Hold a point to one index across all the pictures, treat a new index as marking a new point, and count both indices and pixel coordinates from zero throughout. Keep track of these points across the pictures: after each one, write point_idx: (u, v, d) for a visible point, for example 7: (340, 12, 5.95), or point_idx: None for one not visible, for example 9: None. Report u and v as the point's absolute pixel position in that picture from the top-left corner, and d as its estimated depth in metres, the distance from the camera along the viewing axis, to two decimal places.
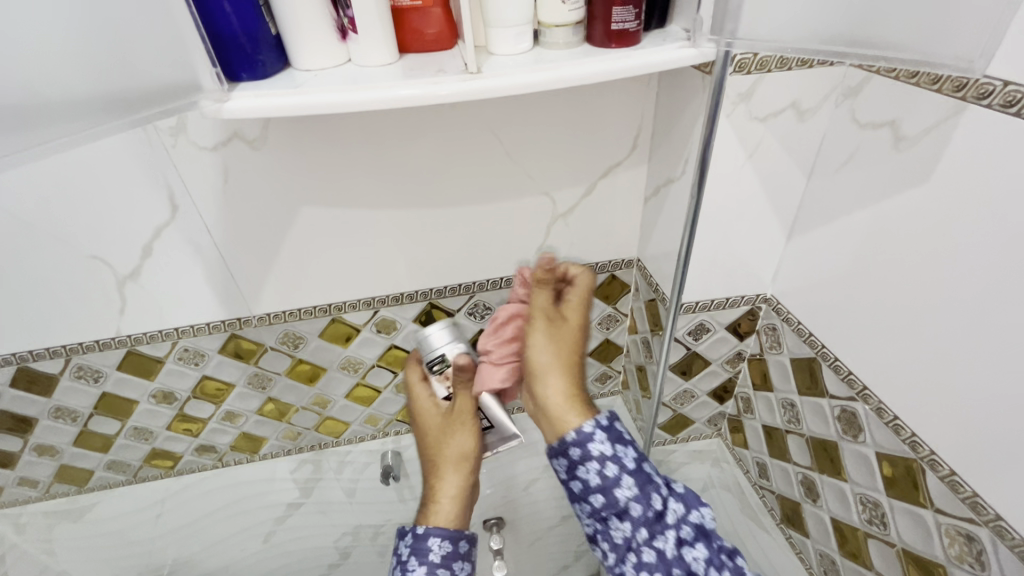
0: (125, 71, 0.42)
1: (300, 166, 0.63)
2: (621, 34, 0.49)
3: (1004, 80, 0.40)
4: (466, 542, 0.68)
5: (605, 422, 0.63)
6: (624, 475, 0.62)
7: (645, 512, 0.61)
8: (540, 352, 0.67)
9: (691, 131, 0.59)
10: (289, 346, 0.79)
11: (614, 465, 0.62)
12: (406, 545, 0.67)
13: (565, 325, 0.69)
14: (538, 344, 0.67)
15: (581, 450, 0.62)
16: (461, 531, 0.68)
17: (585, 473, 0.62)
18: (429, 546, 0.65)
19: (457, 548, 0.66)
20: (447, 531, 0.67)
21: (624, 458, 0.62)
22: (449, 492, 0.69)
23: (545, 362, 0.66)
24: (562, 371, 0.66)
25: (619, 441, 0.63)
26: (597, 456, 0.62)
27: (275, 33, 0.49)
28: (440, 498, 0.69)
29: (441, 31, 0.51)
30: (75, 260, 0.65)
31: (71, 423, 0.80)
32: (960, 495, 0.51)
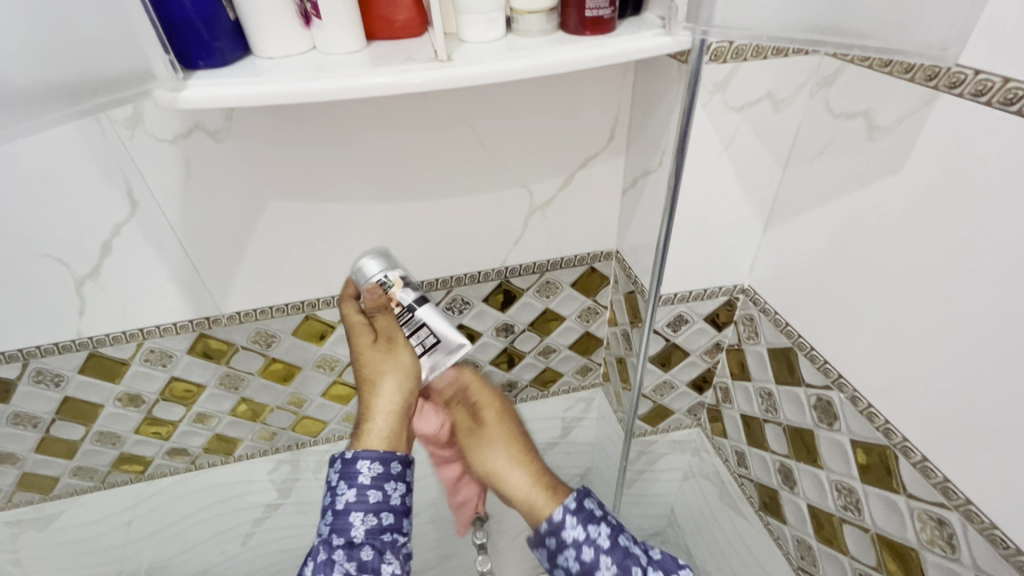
0: (71, 59, 0.40)
1: (266, 159, 0.61)
2: (596, 21, 0.48)
3: (975, 69, 0.40)
4: (399, 464, 0.62)
5: (574, 504, 0.63)
6: (601, 554, 0.60)
7: None
8: (494, 460, 0.77)
9: (668, 121, 0.58)
10: (261, 345, 0.77)
11: (589, 550, 0.61)
12: (335, 471, 0.61)
13: (490, 429, 0.81)
14: (488, 456, 0.78)
15: (556, 538, 0.63)
16: (393, 452, 0.62)
17: (566, 559, 0.62)
18: (357, 469, 0.60)
19: (389, 470, 0.61)
20: (379, 451, 0.61)
21: (598, 538, 0.61)
22: (383, 408, 0.61)
23: (499, 466, 0.75)
24: (518, 468, 0.74)
25: (591, 520, 0.62)
26: (573, 541, 0.62)
27: (234, 18, 0.46)
28: (372, 416, 0.62)
29: (411, 17, 0.50)
30: (28, 259, 0.62)
31: (32, 430, 0.76)
32: (932, 480, 0.52)
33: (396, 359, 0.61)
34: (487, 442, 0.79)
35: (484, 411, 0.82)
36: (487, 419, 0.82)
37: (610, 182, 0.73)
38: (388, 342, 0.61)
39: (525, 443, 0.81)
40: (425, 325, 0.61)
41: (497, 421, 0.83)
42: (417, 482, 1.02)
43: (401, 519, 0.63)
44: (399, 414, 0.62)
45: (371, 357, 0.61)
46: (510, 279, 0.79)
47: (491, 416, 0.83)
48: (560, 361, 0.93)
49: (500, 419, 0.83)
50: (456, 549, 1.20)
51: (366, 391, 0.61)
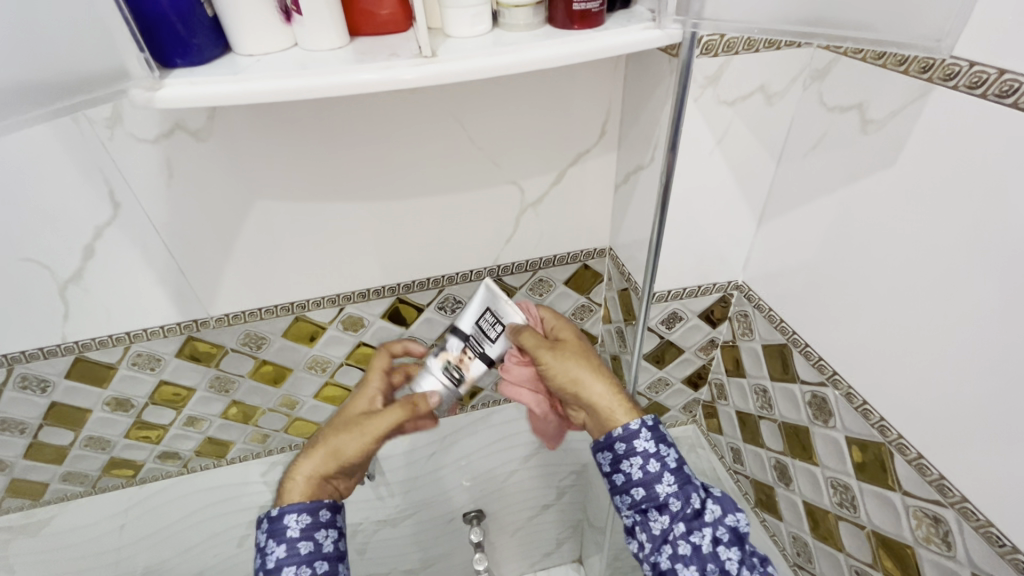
0: (44, 60, 0.39)
1: (250, 158, 0.59)
2: (584, 15, 0.47)
3: (970, 60, 0.39)
4: (328, 511, 0.64)
5: (650, 421, 0.61)
6: (666, 471, 0.60)
7: (684, 507, 0.59)
8: (565, 372, 0.65)
9: (660, 115, 0.57)
10: (251, 347, 0.76)
11: (655, 464, 0.60)
12: (263, 531, 0.62)
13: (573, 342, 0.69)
14: (555, 367, 0.66)
15: (626, 446, 0.61)
16: (320, 501, 0.64)
17: (629, 468, 0.61)
18: (285, 524, 0.61)
19: (317, 518, 0.62)
20: (303, 504, 0.62)
21: (668, 457, 0.60)
22: (301, 477, 0.66)
23: (574, 375, 0.65)
24: (595, 373, 0.65)
25: (663, 441, 0.61)
26: (642, 452, 0.60)
27: (213, 14, 0.45)
28: (293, 477, 0.66)
29: (395, 12, 0.49)
30: (9, 263, 0.61)
31: (19, 436, 0.75)
32: (927, 478, 0.51)
33: (337, 438, 0.68)
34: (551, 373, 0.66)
35: (541, 356, 0.66)
36: (544, 360, 0.66)
37: (603, 178, 0.72)
38: (368, 426, 0.68)
39: (591, 359, 0.66)
40: (484, 312, 0.70)
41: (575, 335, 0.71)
42: (412, 482, 1.02)
43: (336, 564, 0.63)
44: (318, 486, 0.66)
45: (341, 436, 0.68)
46: (502, 277, 0.78)
47: (538, 344, 0.67)
48: None
49: (561, 355, 0.66)
50: (453, 548, 1.19)
51: (313, 450, 0.69)
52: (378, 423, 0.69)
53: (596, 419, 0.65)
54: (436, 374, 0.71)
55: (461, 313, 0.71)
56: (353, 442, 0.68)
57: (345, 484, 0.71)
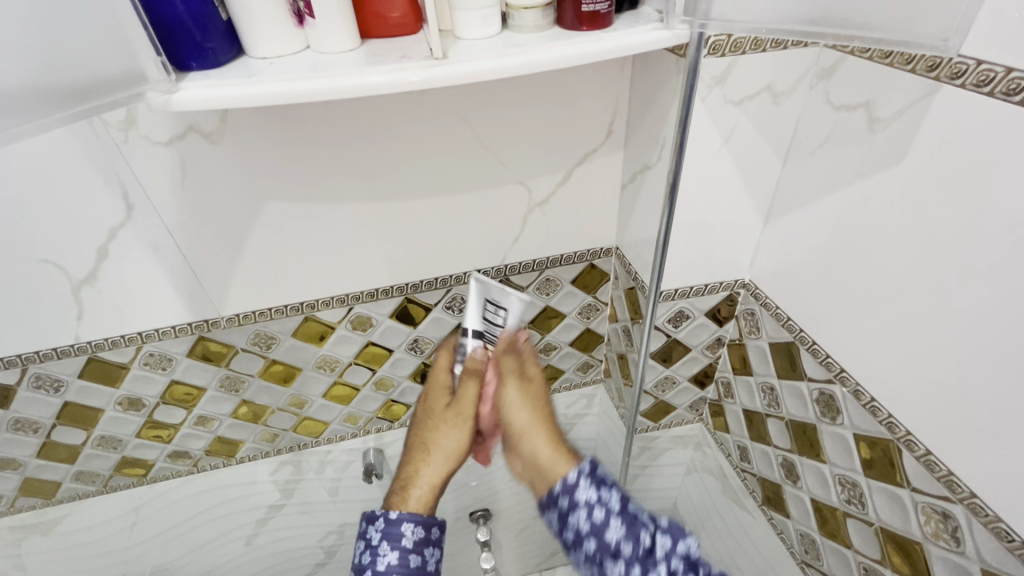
0: (62, 65, 0.39)
1: (261, 159, 0.60)
2: (593, 16, 0.48)
3: (977, 59, 0.39)
4: (437, 528, 0.66)
5: (588, 465, 0.59)
6: (611, 517, 0.57)
7: (636, 550, 0.55)
8: (516, 416, 0.62)
9: (667, 115, 0.57)
10: (261, 347, 0.76)
11: (598, 514, 0.57)
12: (376, 530, 0.64)
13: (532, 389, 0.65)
14: (511, 405, 0.63)
15: (567, 498, 0.58)
16: (433, 517, 0.66)
17: (575, 521, 0.57)
18: (402, 531, 0.63)
19: (429, 534, 0.65)
20: (419, 517, 0.64)
21: (609, 501, 0.57)
22: (426, 482, 0.65)
23: (521, 424, 0.62)
24: (539, 431, 0.62)
25: (602, 483, 0.58)
26: (584, 501, 0.57)
27: (227, 18, 0.46)
28: (415, 485, 0.65)
29: (405, 14, 0.49)
30: (24, 264, 0.61)
31: (33, 435, 0.76)
32: (936, 473, 0.51)
33: (440, 438, 0.64)
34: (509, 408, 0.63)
35: (506, 386, 0.63)
36: (506, 390, 0.63)
37: (609, 178, 0.73)
38: (455, 415, 0.64)
39: (552, 419, 0.63)
40: (478, 305, 0.63)
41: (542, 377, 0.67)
42: None
43: None
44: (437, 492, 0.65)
45: (443, 432, 0.64)
46: (509, 277, 0.79)
47: (512, 369, 0.64)
48: (561, 358, 0.93)
49: (524, 392, 0.63)
50: (460, 547, 1.20)
51: (417, 451, 0.65)
52: (465, 403, 0.64)
53: (536, 475, 0.61)
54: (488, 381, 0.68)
55: (465, 310, 0.64)
56: (461, 435, 0.64)
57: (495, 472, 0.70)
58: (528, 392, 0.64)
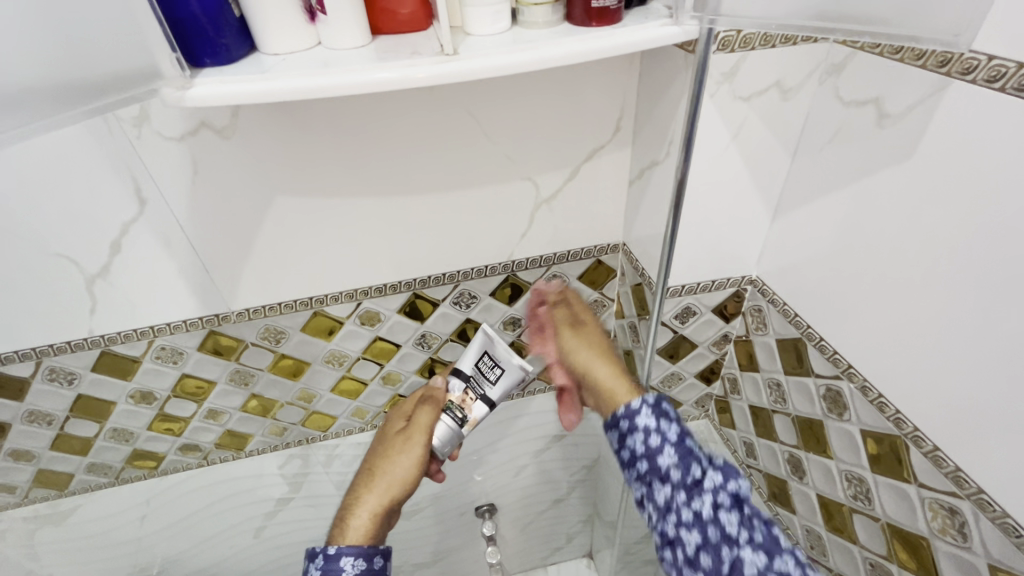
0: (80, 62, 0.40)
1: (272, 154, 0.61)
2: (602, 12, 0.48)
3: (988, 55, 0.39)
4: (381, 556, 0.66)
5: (652, 399, 0.62)
6: (667, 444, 0.59)
7: (684, 477, 0.57)
8: (579, 350, 0.73)
9: (675, 111, 0.57)
10: (270, 341, 0.77)
11: (649, 443, 0.59)
12: (315, 567, 0.64)
13: (589, 331, 0.75)
14: (572, 346, 0.74)
15: (629, 421, 0.62)
16: (376, 547, 0.66)
17: (632, 443, 0.61)
18: (340, 566, 0.63)
19: (372, 564, 0.65)
20: (359, 548, 0.65)
21: (669, 431, 0.59)
22: (366, 512, 0.70)
23: (585, 356, 0.72)
24: (602, 359, 0.71)
25: (664, 416, 0.60)
26: (643, 427, 0.60)
27: (239, 14, 0.46)
28: (355, 516, 0.70)
29: (415, 11, 0.49)
30: (39, 258, 0.62)
31: (47, 427, 0.77)
32: (944, 469, 0.52)
33: (393, 463, 0.72)
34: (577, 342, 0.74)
35: (563, 332, 0.76)
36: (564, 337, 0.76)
37: (616, 174, 0.73)
38: (406, 438, 0.73)
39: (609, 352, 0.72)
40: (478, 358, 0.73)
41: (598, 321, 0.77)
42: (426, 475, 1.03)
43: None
44: (378, 522, 0.70)
45: (394, 461, 0.72)
46: (516, 273, 0.79)
47: (563, 320, 0.77)
48: None
49: (580, 337, 0.74)
50: (465, 541, 1.21)
51: (366, 479, 0.73)
52: (416, 431, 0.73)
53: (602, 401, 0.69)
54: (441, 419, 0.72)
55: (465, 352, 0.74)
56: (410, 459, 0.72)
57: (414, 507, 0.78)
58: (579, 332, 0.75)
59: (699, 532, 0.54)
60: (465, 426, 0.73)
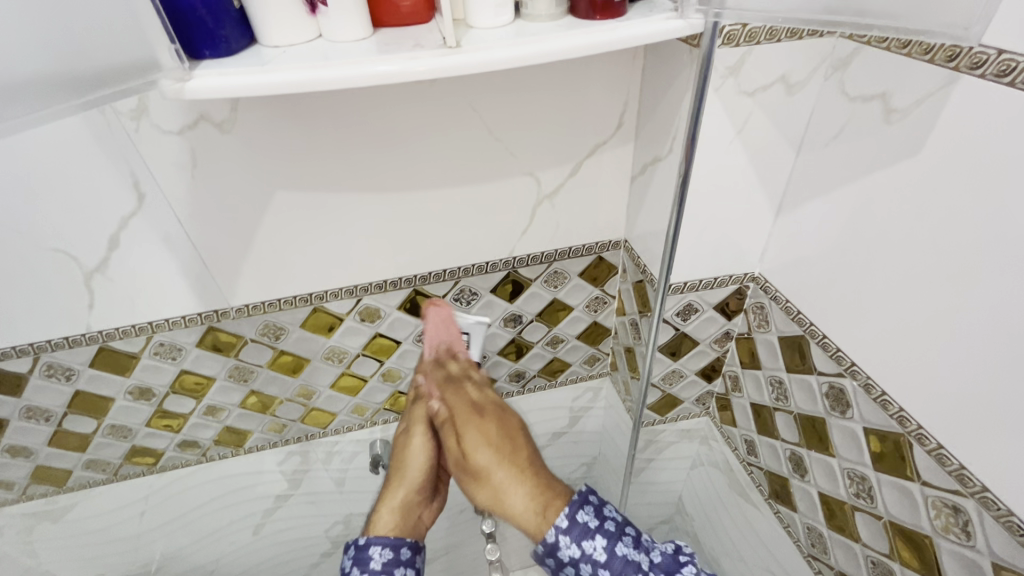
0: (77, 52, 0.39)
1: (272, 148, 0.60)
2: (606, 5, 0.47)
3: (998, 48, 0.39)
4: (408, 549, 0.67)
5: (565, 522, 0.57)
6: (600, 570, 0.56)
7: None
8: (477, 451, 0.65)
9: (679, 106, 0.57)
10: (269, 337, 0.77)
11: (587, 565, 0.57)
12: (348, 558, 0.66)
13: (468, 432, 0.68)
14: (473, 442, 0.66)
15: (554, 557, 0.58)
16: (400, 538, 0.67)
17: (569, 573, 0.58)
18: (369, 555, 0.65)
19: (399, 555, 0.66)
20: (388, 538, 0.67)
21: (595, 554, 0.56)
22: (391, 506, 0.72)
23: (484, 462, 0.64)
24: (500, 468, 0.63)
25: (585, 535, 0.57)
26: (569, 560, 0.57)
27: (239, 6, 0.45)
28: (381, 511, 0.72)
29: (416, 3, 0.49)
30: (36, 253, 0.62)
31: (45, 423, 0.77)
32: (947, 468, 0.51)
33: (408, 456, 0.76)
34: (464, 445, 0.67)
35: (464, 430, 0.68)
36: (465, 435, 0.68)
37: (618, 170, 0.72)
38: (410, 434, 0.77)
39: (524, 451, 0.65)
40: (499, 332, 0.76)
41: (472, 399, 0.72)
42: None
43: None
44: (403, 514, 0.71)
45: (405, 458, 0.76)
46: (518, 269, 0.79)
47: (465, 409, 0.71)
48: (568, 351, 0.93)
49: (486, 433, 0.67)
50: (465, 539, 1.21)
51: (388, 482, 0.76)
52: (415, 423, 0.77)
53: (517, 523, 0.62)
54: None
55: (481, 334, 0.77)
56: (422, 445, 0.76)
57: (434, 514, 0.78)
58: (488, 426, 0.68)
59: None
60: None
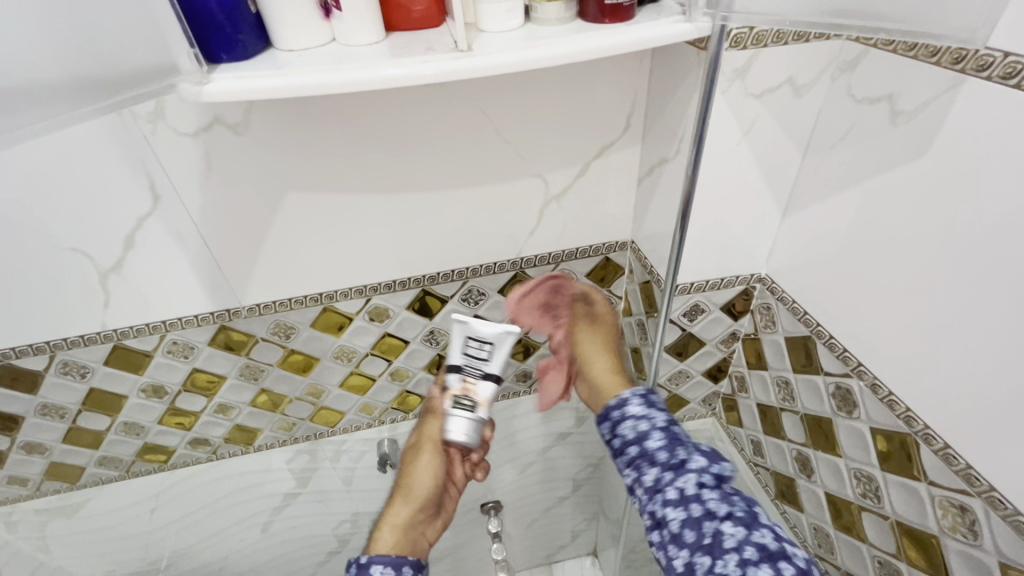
0: (99, 56, 0.40)
1: (284, 150, 0.61)
2: (615, 9, 0.48)
3: (1004, 51, 0.39)
4: (410, 567, 0.69)
5: (644, 397, 0.68)
6: (654, 430, 0.64)
7: (670, 458, 0.61)
8: (588, 345, 0.79)
9: (686, 108, 0.57)
10: (280, 336, 0.78)
11: (643, 433, 0.64)
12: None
13: (584, 330, 0.80)
14: (585, 339, 0.80)
15: (620, 411, 0.68)
16: (404, 557, 0.69)
17: (624, 430, 0.66)
18: (371, 573, 0.66)
19: (400, 574, 0.67)
20: (389, 557, 0.68)
21: (656, 420, 0.65)
22: (394, 521, 0.75)
23: (590, 351, 0.79)
24: (603, 357, 0.77)
25: (653, 407, 0.67)
26: (633, 416, 0.66)
27: (256, 11, 0.46)
28: (384, 526, 0.75)
29: (428, 8, 0.50)
30: (54, 253, 0.63)
31: (59, 420, 0.78)
32: (954, 467, 0.51)
33: (415, 474, 0.79)
34: (581, 342, 0.80)
35: (580, 328, 0.80)
36: (580, 330, 0.80)
37: (625, 171, 0.73)
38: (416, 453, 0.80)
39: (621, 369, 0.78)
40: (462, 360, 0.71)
41: (609, 322, 0.82)
42: None
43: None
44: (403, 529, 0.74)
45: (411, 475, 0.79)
46: (525, 270, 0.79)
47: (581, 316, 0.81)
48: None
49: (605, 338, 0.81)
50: (470, 538, 1.21)
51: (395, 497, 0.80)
52: (423, 445, 0.79)
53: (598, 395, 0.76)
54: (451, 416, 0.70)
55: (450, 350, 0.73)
56: (427, 468, 0.78)
57: (435, 530, 0.81)
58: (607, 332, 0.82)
59: (683, 508, 0.57)
60: (481, 409, 0.70)
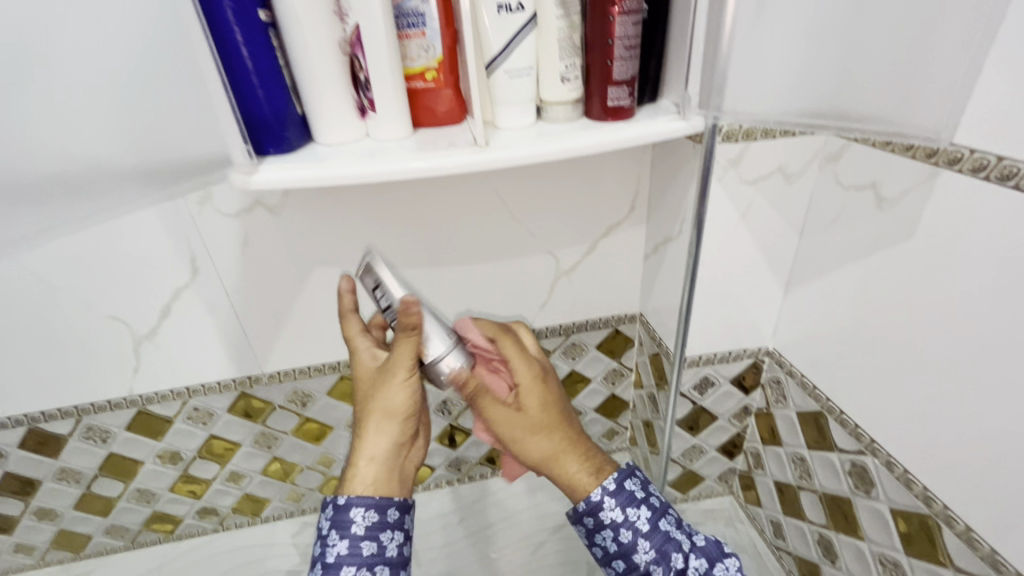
0: (154, 148, 0.46)
1: (315, 229, 0.66)
2: (617, 109, 0.53)
3: (970, 148, 0.44)
4: (398, 510, 0.54)
5: (615, 485, 0.58)
6: (640, 538, 0.57)
7: (667, 573, 0.56)
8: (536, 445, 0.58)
9: (686, 193, 0.62)
10: (297, 404, 0.80)
11: (626, 531, 0.57)
12: (325, 518, 0.53)
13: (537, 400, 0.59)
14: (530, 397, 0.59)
15: (594, 519, 0.58)
16: (392, 498, 0.54)
17: (603, 541, 0.59)
18: (351, 517, 0.52)
19: (386, 518, 0.53)
20: (374, 498, 0.53)
21: (637, 522, 0.57)
22: (370, 455, 0.54)
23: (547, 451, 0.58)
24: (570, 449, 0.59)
25: (631, 503, 0.58)
26: (611, 522, 0.57)
27: (301, 111, 0.53)
28: (358, 460, 0.54)
29: (451, 108, 0.56)
30: (95, 321, 0.68)
31: (74, 485, 0.79)
32: (979, 552, 0.50)
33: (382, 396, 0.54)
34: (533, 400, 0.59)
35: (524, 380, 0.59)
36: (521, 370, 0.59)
37: (633, 248, 0.77)
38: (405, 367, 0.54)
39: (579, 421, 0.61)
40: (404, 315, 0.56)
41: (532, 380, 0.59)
42: (441, 551, 0.99)
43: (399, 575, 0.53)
44: (389, 464, 0.55)
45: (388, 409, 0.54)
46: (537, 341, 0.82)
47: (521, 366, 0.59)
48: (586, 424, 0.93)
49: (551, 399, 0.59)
50: None
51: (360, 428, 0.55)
52: (397, 362, 0.53)
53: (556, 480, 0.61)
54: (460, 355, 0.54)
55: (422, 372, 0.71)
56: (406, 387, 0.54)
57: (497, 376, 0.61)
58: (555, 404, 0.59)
59: None
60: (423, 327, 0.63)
